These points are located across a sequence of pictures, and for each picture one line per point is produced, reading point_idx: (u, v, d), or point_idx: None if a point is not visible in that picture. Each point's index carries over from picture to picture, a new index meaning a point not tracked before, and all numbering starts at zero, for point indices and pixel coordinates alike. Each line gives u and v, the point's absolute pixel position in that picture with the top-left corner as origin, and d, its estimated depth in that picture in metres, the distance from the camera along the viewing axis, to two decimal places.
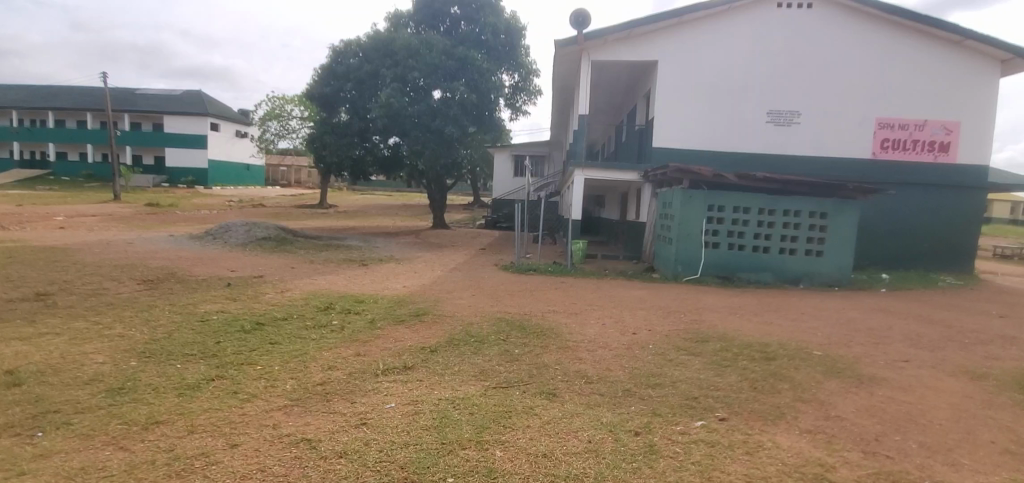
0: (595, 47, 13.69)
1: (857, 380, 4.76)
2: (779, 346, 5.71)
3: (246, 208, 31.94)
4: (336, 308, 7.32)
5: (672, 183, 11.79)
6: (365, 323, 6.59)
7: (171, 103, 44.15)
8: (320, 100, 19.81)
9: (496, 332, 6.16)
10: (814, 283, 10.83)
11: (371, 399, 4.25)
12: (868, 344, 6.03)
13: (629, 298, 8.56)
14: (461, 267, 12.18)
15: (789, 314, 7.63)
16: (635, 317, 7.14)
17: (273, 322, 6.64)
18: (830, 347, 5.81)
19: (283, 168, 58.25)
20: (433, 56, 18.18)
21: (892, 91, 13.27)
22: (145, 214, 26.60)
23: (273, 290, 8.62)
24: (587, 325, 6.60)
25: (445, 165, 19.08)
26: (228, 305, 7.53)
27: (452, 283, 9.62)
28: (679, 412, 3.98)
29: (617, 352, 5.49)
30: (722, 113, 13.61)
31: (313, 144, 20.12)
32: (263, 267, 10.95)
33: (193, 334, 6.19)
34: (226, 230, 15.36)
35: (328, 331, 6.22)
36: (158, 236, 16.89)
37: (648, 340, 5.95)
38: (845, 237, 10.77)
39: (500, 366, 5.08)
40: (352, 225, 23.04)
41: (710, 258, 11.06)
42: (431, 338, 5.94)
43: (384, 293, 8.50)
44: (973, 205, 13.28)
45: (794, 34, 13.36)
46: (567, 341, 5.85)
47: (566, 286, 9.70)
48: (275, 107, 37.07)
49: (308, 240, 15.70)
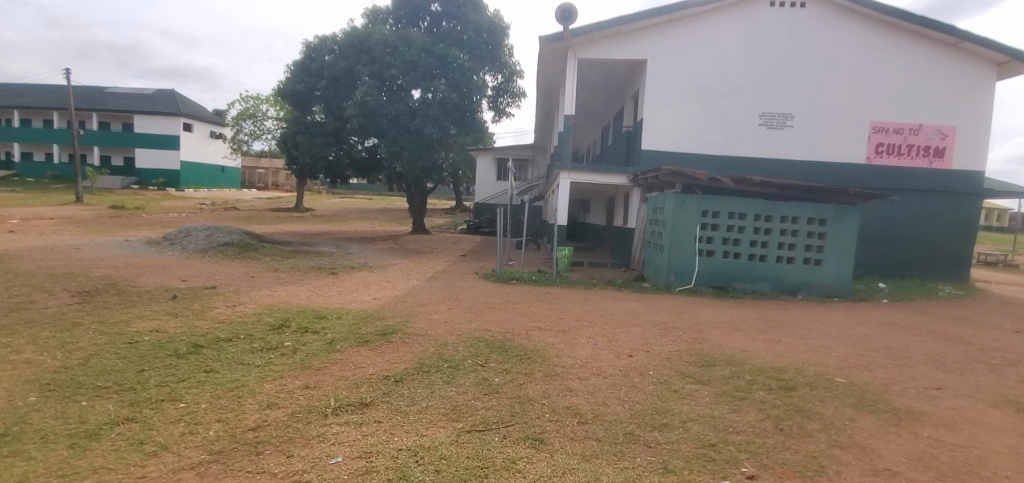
0: (582, 45, 13.08)
1: (894, 416, 4.09)
2: (796, 372, 5.01)
3: (216, 211, 30.46)
4: (290, 326, 6.39)
5: (664, 186, 11.20)
6: (322, 345, 5.70)
7: (141, 102, 42.36)
8: (293, 98, 18.82)
9: (473, 356, 5.34)
10: (812, 293, 10.27)
11: (313, 452, 3.41)
12: (892, 368, 5.41)
13: (620, 312, 7.81)
14: (439, 276, 11.30)
15: (796, 331, 6.99)
16: (630, 335, 6.38)
17: (213, 344, 5.71)
18: (852, 371, 5.18)
19: (261, 170, 56.44)
20: (411, 53, 17.34)
21: (887, 93, 12.88)
22: (109, 217, 25.10)
23: (223, 303, 7.63)
24: (577, 346, 5.81)
25: (424, 168, 18.19)
26: (165, 323, 6.55)
27: (428, 295, 8.74)
28: (696, 468, 3.23)
29: (613, 381, 4.72)
30: (713, 115, 13.06)
31: (285, 144, 19.09)
32: (221, 277, 9.92)
33: (115, 361, 5.27)
34: (186, 235, 14.28)
35: (278, 355, 5.35)
36: (111, 241, 15.64)
37: (647, 365, 5.19)
38: (844, 244, 10.23)
39: (476, 401, 4.26)
40: (326, 230, 21.88)
41: (703, 266, 10.42)
42: (397, 364, 5.08)
43: (349, 307, 7.59)
44: (968, 212, 12.94)
45: (786, 34, 12.90)
46: (555, 367, 5.05)
47: (552, 298, 8.90)
48: (250, 106, 35.57)
49: (275, 245, 14.66)
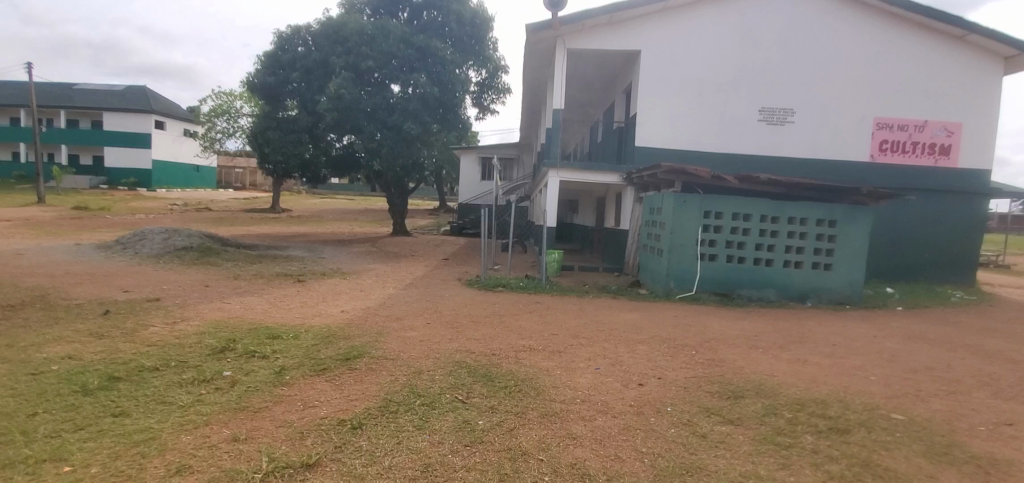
0: (571, 34, 12.24)
1: (980, 470, 3.28)
2: (841, 405, 4.19)
3: (186, 213, 28.99)
4: (234, 350, 5.35)
5: (662, 185, 10.40)
6: (270, 374, 4.70)
7: (110, 98, 40.47)
8: (263, 91, 17.59)
9: (451, 388, 4.39)
10: (822, 300, 9.53)
11: None
12: (945, 398, 4.65)
13: (621, 325, 6.93)
14: (419, 284, 10.27)
15: (821, 347, 6.19)
16: (636, 356, 5.49)
17: (134, 375, 4.69)
18: (905, 404, 4.39)
19: (239, 169, 54.44)
20: (390, 44, 16.31)
21: (891, 88, 12.28)
22: (70, 218, 23.52)
23: (161, 321, 6.52)
24: (577, 372, 4.90)
25: (405, 166, 17.11)
26: (82, 348, 5.45)
27: (404, 307, 7.74)
28: None
29: (624, 422, 3.81)
30: (711, 110, 12.32)
31: (256, 141, 17.85)
32: (170, 287, 8.76)
33: (5, 399, 4.23)
34: (142, 238, 13.06)
35: (211, 390, 4.35)
36: (60, 245, 14.27)
37: (663, 398, 4.30)
38: (855, 247, 9.50)
39: (454, 456, 3.32)
40: (301, 232, 20.64)
41: (706, 272, 9.61)
42: (358, 402, 4.10)
43: (310, 324, 6.57)
44: (974, 212, 12.37)
45: (787, 25, 12.20)
46: (552, 403, 4.12)
47: (543, 309, 7.96)
48: (223, 102, 33.97)
49: (240, 249, 13.49)
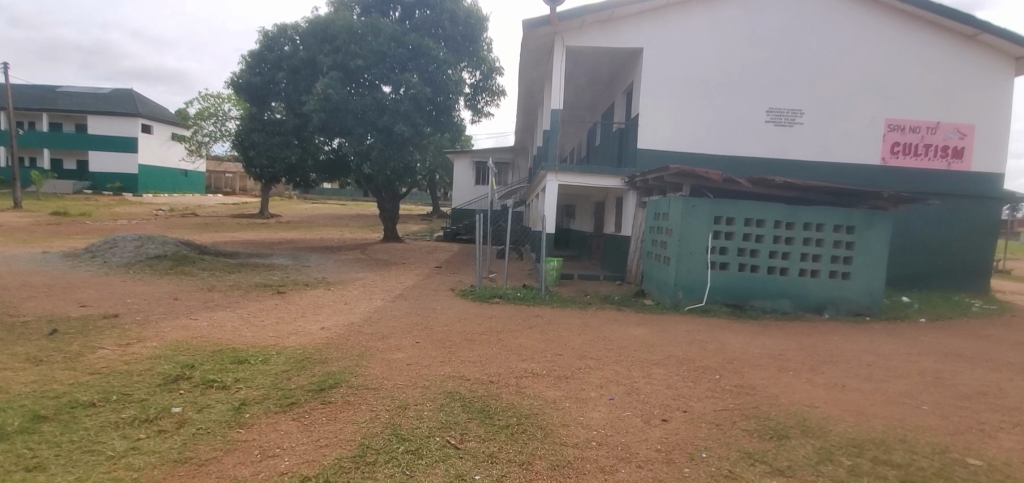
0: (571, 31, 11.63)
1: None
2: (907, 447, 3.54)
3: (171, 218, 28.04)
4: (190, 379, 4.59)
5: (669, 189, 9.77)
6: (228, 411, 3.96)
7: (95, 101, 39.41)
8: (248, 91, 16.81)
9: (443, 428, 3.69)
10: (839, 311, 8.91)
11: None
12: (1015, 433, 3.99)
13: (631, 343, 6.24)
14: (409, 295, 9.53)
15: (855, 368, 5.55)
16: (653, 382, 4.80)
17: (64, 414, 3.93)
18: (974, 442, 3.74)
19: (229, 174, 53.28)
20: (380, 43, 15.65)
21: (902, 88, 11.77)
22: (46, 224, 22.49)
23: (113, 342, 5.74)
24: (588, 404, 4.21)
25: (396, 170, 16.36)
26: (12, 377, 4.68)
27: (390, 323, 7.00)
28: None
29: (652, 475, 3.15)
30: (716, 110, 11.74)
31: (240, 144, 16.99)
32: (134, 301, 7.95)
33: None
34: (112, 246, 12.22)
35: (151, 435, 3.61)
36: (27, 253, 13.38)
37: (696, 439, 3.63)
38: (873, 254, 8.90)
39: None
40: (288, 239, 19.80)
41: (718, 281, 8.97)
42: (329, 449, 3.39)
43: (284, 344, 5.83)
44: (987, 215, 11.84)
45: (795, 22, 11.67)
46: (564, 448, 3.44)
47: (544, 323, 7.28)
48: (211, 105, 33.00)
49: (218, 257, 12.66)
